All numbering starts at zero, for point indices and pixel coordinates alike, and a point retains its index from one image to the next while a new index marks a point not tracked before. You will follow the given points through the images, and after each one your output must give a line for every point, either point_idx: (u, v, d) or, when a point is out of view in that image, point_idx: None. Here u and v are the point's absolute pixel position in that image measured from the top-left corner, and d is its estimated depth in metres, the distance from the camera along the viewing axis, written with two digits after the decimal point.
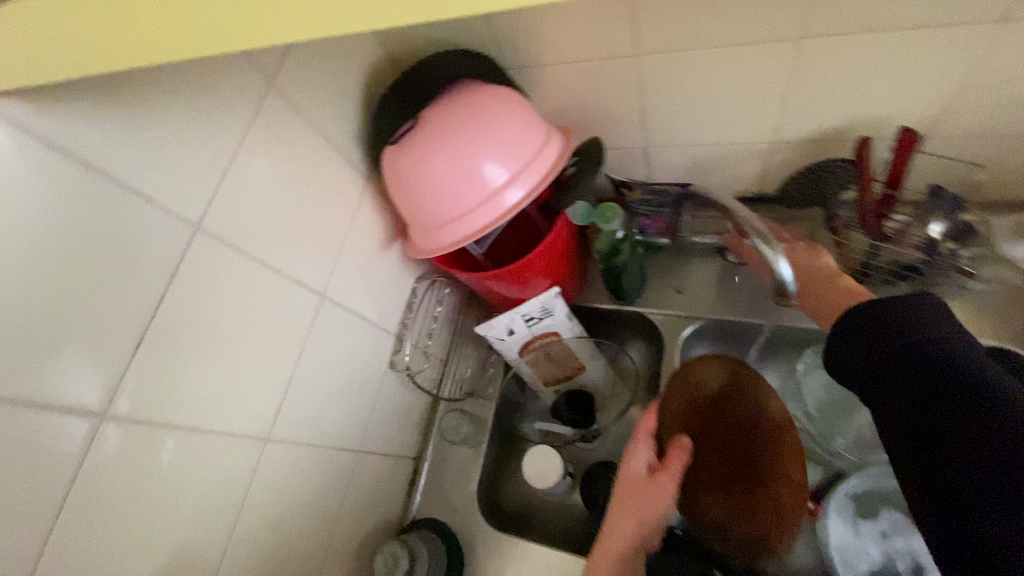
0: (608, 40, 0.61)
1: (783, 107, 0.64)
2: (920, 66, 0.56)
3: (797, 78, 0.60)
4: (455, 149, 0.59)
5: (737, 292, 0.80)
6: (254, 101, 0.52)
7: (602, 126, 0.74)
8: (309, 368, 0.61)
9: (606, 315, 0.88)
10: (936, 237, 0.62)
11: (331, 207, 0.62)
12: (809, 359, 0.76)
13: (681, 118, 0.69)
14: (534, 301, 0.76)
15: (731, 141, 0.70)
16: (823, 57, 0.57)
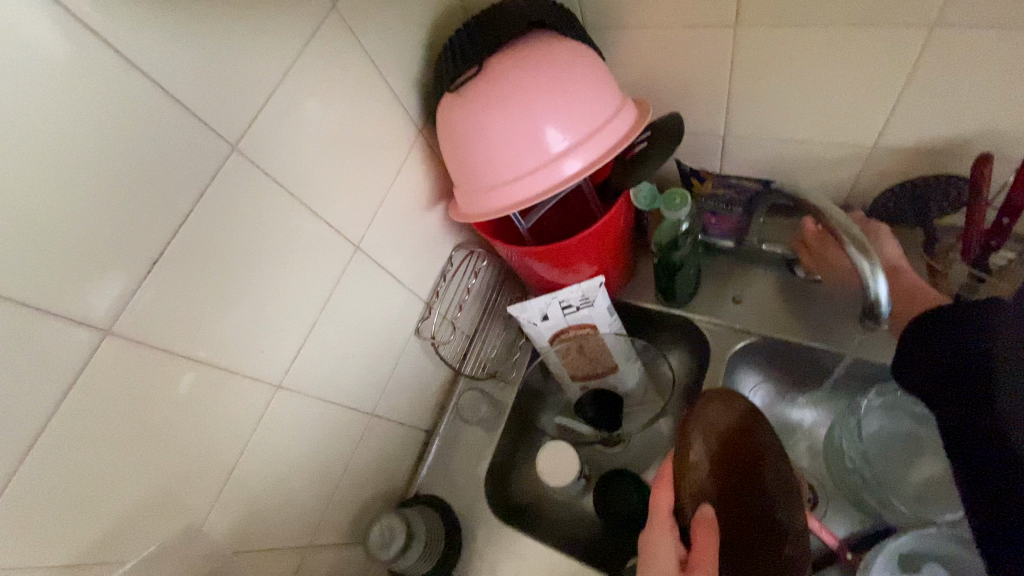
0: (705, 6, 0.54)
1: (895, 107, 0.56)
2: None
3: (920, 73, 0.52)
4: (517, 106, 0.54)
5: (801, 311, 0.72)
6: (311, 23, 0.48)
7: (679, 107, 0.67)
8: (332, 319, 0.58)
9: (651, 315, 0.82)
10: None
11: (378, 152, 0.58)
12: (879, 398, 0.67)
13: (772, 108, 0.61)
14: (576, 288, 0.71)
15: (824, 140, 0.63)
16: (958, 51, 0.49)
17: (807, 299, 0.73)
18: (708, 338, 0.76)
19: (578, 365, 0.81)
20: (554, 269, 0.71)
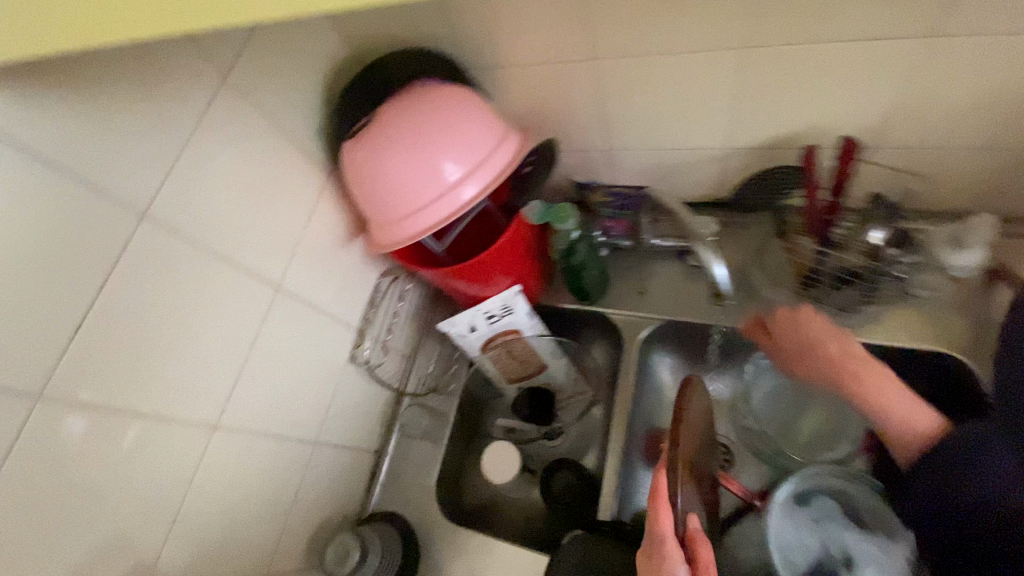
0: (562, 44, 0.63)
1: (733, 114, 0.66)
2: (861, 77, 0.57)
3: (744, 86, 0.62)
4: (411, 145, 0.61)
5: (695, 295, 0.83)
6: (206, 93, 0.53)
7: (563, 128, 0.75)
8: (262, 358, 0.62)
9: (571, 315, 0.90)
10: (879, 245, 0.64)
11: (289, 199, 0.63)
12: (758, 364, 0.79)
13: (637, 122, 0.71)
14: (495, 300, 0.77)
15: (686, 146, 0.72)
16: (767, 67, 0.59)
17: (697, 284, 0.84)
18: (621, 329, 0.85)
19: (511, 369, 0.87)
20: (472, 284, 0.77)
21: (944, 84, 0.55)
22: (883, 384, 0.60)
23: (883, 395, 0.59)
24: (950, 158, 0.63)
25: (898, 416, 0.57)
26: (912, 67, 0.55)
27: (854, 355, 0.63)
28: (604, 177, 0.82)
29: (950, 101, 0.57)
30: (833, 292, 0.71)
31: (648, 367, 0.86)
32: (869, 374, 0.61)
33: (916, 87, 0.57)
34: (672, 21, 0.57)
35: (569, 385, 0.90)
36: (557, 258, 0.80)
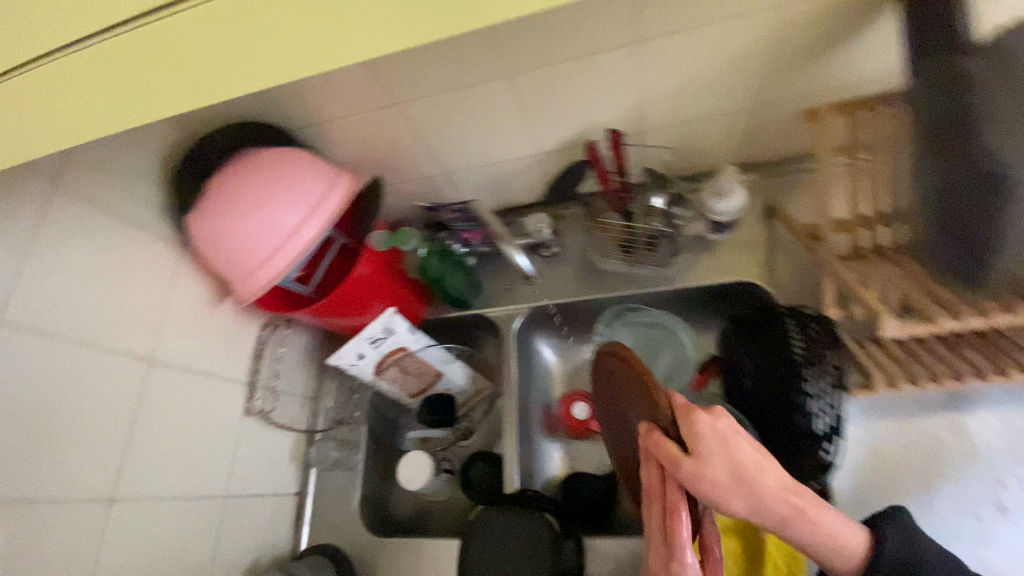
0: (369, 96, 0.73)
1: (529, 126, 0.78)
2: (610, 82, 0.71)
3: (526, 103, 0.74)
4: (247, 205, 0.69)
5: (550, 281, 0.97)
6: (36, 203, 0.58)
7: (399, 163, 0.85)
8: (148, 428, 0.67)
9: (456, 323, 0.99)
10: (662, 208, 0.80)
11: (145, 279, 0.69)
12: (604, 321, 0.94)
13: (457, 146, 0.82)
14: (375, 325, 0.84)
15: (505, 157, 0.84)
16: (538, 86, 0.72)
17: (551, 272, 0.97)
18: (497, 324, 0.96)
19: (409, 384, 0.93)
20: (348, 316, 0.84)
21: (671, 78, 0.70)
22: (776, 476, 0.50)
23: (760, 461, 0.50)
24: (703, 129, 0.78)
25: (746, 491, 0.49)
26: (642, 68, 0.69)
27: (741, 435, 0.49)
28: (450, 198, 0.92)
29: (681, 89, 0.72)
30: (646, 251, 0.88)
31: (529, 350, 0.98)
32: (725, 431, 0.49)
33: (653, 83, 0.71)
34: (447, 65, 0.68)
35: (467, 386, 0.98)
36: (420, 278, 0.91)
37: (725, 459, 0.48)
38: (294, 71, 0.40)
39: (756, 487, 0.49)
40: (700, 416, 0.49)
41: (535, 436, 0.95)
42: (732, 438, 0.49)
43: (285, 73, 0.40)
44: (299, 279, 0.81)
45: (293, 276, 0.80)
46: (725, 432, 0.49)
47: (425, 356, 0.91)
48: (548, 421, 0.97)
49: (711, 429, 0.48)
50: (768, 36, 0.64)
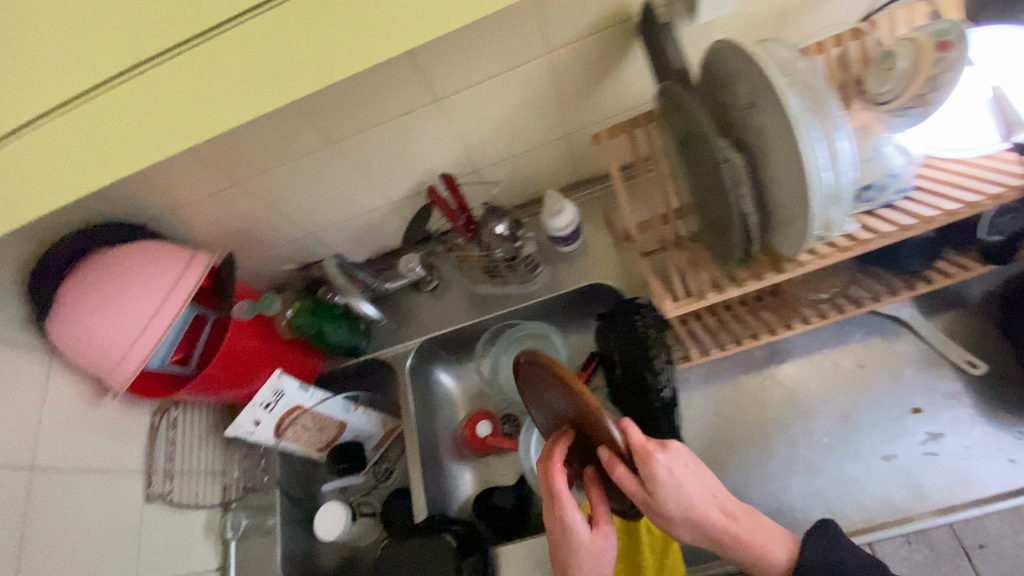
0: (212, 180, 0.78)
1: (372, 182, 0.85)
2: (431, 136, 0.79)
3: (363, 164, 0.82)
4: (97, 302, 0.73)
5: (434, 314, 1.03)
6: None
7: (263, 233, 0.91)
8: (39, 537, 0.69)
9: (353, 371, 1.04)
10: (503, 234, 0.87)
11: (13, 391, 0.71)
12: (484, 342, 1.01)
13: (312, 210, 0.88)
14: (264, 390, 0.88)
15: (361, 211, 0.91)
16: (368, 149, 0.79)
17: (436, 306, 1.04)
18: (392, 363, 1.00)
19: (314, 440, 0.98)
20: (234, 388, 0.88)
21: (482, 125, 0.79)
22: (708, 505, 0.59)
23: (699, 488, 0.58)
24: (528, 160, 0.88)
25: (686, 521, 0.58)
26: (455, 121, 0.78)
27: (685, 462, 0.57)
28: (323, 254, 0.97)
29: (495, 132, 0.81)
30: (508, 272, 0.95)
31: (427, 384, 1.03)
32: (674, 466, 0.55)
33: (468, 131, 0.80)
34: (277, 143, 0.75)
35: (373, 428, 1.03)
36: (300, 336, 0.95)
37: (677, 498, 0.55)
38: (179, 138, 0.40)
39: (696, 512, 0.57)
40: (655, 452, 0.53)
41: (445, 460, 1.00)
42: (681, 476, 0.55)
43: (172, 142, 0.40)
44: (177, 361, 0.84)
45: (169, 360, 0.83)
46: (671, 463, 0.55)
47: (323, 409, 0.95)
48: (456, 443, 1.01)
49: (665, 465, 0.54)
50: (554, 73, 0.74)
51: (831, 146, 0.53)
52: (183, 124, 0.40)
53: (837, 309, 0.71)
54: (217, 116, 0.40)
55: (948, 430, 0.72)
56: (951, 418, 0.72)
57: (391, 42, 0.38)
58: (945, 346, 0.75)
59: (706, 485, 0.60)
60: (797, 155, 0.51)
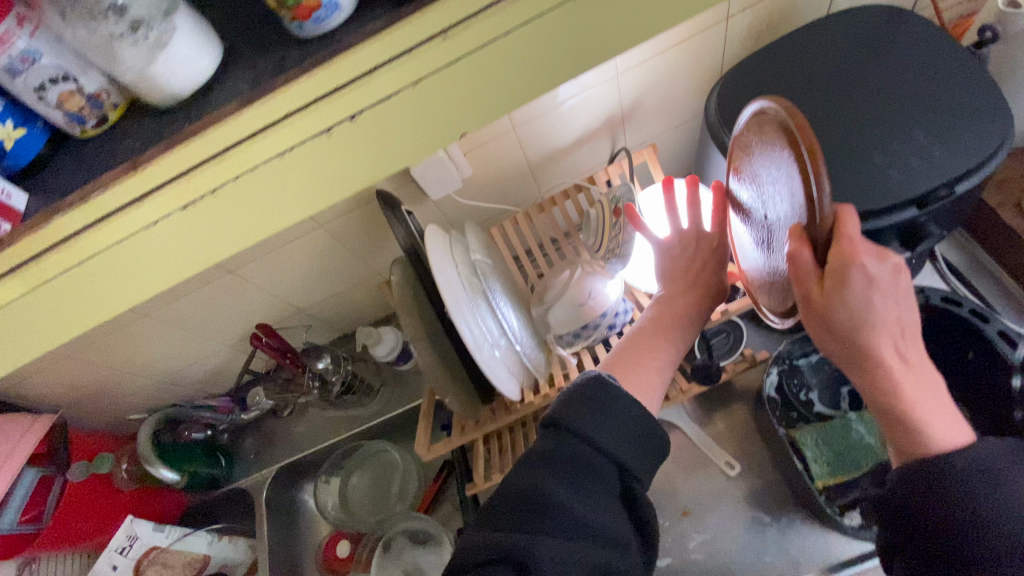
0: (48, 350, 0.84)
1: (207, 332, 0.93)
2: (250, 291, 0.88)
3: (192, 319, 0.89)
4: None
5: (290, 439, 1.09)
6: None
7: (116, 386, 0.96)
8: None
9: (215, 501, 1.09)
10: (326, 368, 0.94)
11: None
12: (328, 469, 1.05)
13: (157, 361, 0.95)
14: (118, 537, 0.88)
15: (204, 356, 0.98)
16: (191, 308, 0.87)
17: (295, 430, 1.09)
18: (250, 491, 1.06)
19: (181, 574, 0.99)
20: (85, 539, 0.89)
21: (293, 278, 0.88)
22: (891, 341, 0.39)
23: (875, 325, 0.38)
24: (349, 299, 0.98)
25: (897, 361, 0.40)
26: (265, 277, 0.86)
27: (897, 290, 0.38)
28: (177, 394, 1.03)
29: (307, 281, 0.90)
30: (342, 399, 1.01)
31: (292, 505, 1.08)
32: (879, 285, 0.37)
33: (281, 284, 0.89)
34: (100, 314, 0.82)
35: (240, 556, 1.05)
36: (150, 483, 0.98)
37: (877, 316, 0.38)
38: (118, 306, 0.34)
39: (869, 339, 0.39)
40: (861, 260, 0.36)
41: None
42: (881, 293, 0.37)
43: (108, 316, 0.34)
44: (28, 521, 0.84)
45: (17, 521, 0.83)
46: (878, 281, 0.36)
47: (184, 545, 0.97)
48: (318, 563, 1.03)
49: (860, 287, 0.36)
50: (339, 233, 0.83)
51: (497, 313, 0.64)
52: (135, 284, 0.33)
53: None
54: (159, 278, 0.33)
55: (719, 529, 0.77)
56: (714, 517, 0.78)
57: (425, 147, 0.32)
58: (710, 448, 0.82)
59: (903, 334, 0.39)
60: (463, 327, 0.59)
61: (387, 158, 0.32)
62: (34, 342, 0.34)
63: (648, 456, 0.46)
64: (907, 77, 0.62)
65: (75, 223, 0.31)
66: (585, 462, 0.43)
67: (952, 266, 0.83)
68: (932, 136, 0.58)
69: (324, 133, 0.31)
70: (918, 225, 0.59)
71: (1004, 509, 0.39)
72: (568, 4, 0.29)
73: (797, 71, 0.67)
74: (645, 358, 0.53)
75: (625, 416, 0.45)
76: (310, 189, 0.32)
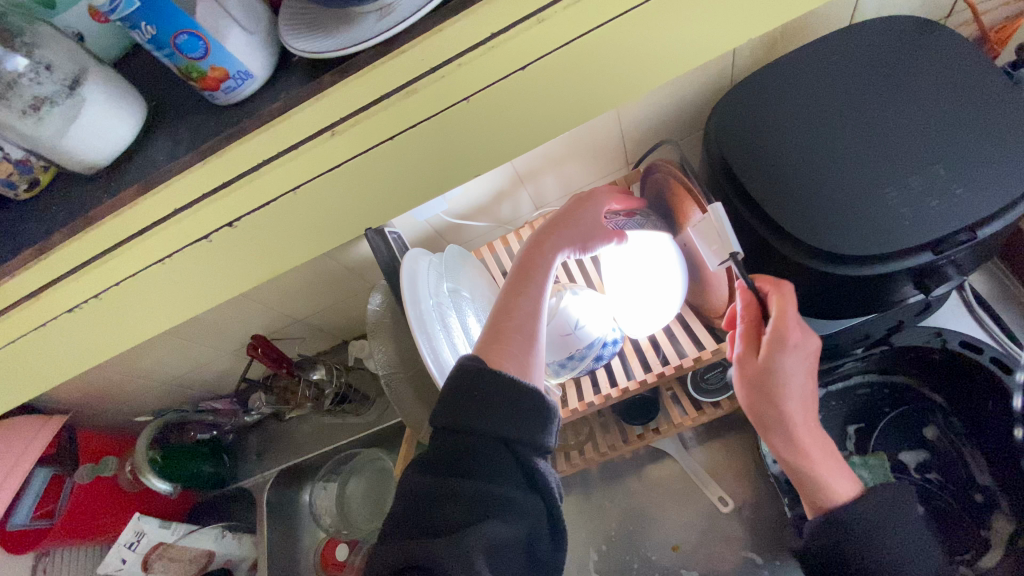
0: None
1: (203, 351, 0.93)
2: (244, 311, 0.87)
3: (188, 338, 0.88)
4: None
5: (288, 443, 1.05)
6: None
7: (119, 402, 0.97)
8: None
9: (220, 500, 1.07)
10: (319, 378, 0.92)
11: None
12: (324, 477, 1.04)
13: (157, 378, 0.95)
14: (125, 532, 0.86)
15: (203, 371, 0.98)
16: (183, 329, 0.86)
17: (299, 431, 1.05)
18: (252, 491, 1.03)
19: (187, 569, 0.93)
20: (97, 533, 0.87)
21: (285, 298, 0.87)
22: (802, 406, 0.50)
23: (798, 389, 0.49)
24: (343, 314, 0.97)
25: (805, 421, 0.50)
26: (258, 298, 0.85)
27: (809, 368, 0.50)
28: (178, 400, 1.03)
29: (299, 301, 0.89)
30: (339, 407, 0.97)
31: (290, 506, 1.05)
32: (802, 364, 0.48)
33: (275, 304, 0.87)
34: None
35: (244, 552, 1.00)
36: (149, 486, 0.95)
37: (799, 379, 0.49)
38: (89, 356, 0.35)
39: (790, 408, 0.49)
40: (794, 343, 0.48)
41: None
42: (804, 369, 0.49)
43: (85, 360, 0.35)
44: (41, 516, 0.82)
45: (33, 516, 0.81)
46: (802, 360, 0.48)
47: (191, 541, 0.93)
48: (314, 563, 1.02)
49: (798, 358, 0.48)
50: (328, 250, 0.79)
51: (471, 340, 0.63)
52: (100, 342, 0.35)
53: (591, 451, 0.78)
54: (127, 332, 0.34)
55: (712, 567, 0.74)
56: (704, 551, 0.76)
57: (379, 210, 0.32)
58: (704, 482, 0.78)
59: (807, 400, 0.50)
60: (436, 353, 0.54)
61: (298, 251, 0.33)
62: (21, 388, 0.36)
63: (546, 421, 0.42)
64: (920, 100, 0.56)
65: (14, 297, 0.32)
66: (480, 457, 0.40)
67: (979, 296, 0.76)
68: (954, 172, 0.52)
69: (206, 238, 0.31)
70: (935, 268, 0.53)
71: (892, 551, 0.46)
72: (471, 99, 0.28)
73: (807, 90, 0.61)
74: (504, 317, 0.51)
75: (496, 393, 0.42)
76: (236, 269, 0.33)
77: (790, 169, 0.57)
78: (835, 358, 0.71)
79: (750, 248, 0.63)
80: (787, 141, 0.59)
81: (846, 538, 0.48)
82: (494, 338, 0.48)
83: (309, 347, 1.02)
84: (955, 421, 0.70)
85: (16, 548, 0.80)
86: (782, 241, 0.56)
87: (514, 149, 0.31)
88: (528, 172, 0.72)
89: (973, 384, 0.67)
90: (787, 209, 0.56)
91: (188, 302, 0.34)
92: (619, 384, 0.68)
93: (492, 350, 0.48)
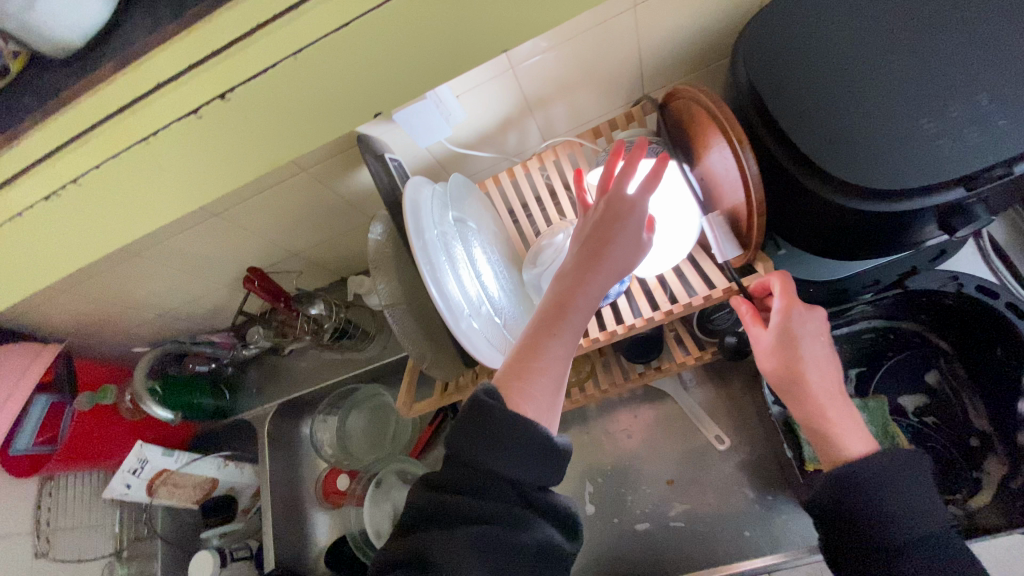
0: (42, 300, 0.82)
1: (199, 283, 0.91)
2: (241, 244, 0.85)
3: (185, 270, 0.86)
4: None
5: (287, 378, 1.05)
6: None
7: (118, 333, 0.95)
8: None
9: (221, 431, 1.09)
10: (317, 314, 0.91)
11: None
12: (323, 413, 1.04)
13: (154, 310, 0.93)
14: (129, 459, 0.85)
15: (201, 304, 0.97)
16: (179, 259, 0.84)
17: (298, 366, 1.05)
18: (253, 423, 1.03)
19: (190, 494, 0.94)
20: (102, 459, 0.88)
21: (281, 230, 0.84)
22: (823, 377, 0.52)
23: (812, 358, 0.53)
24: (342, 249, 0.94)
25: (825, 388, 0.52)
26: (254, 230, 0.82)
27: (824, 346, 0.54)
28: (177, 332, 1.02)
29: (297, 235, 0.86)
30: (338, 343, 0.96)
31: (291, 438, 1.06)
32: (812, 331, 0.54)
33: (272, 236, 0.85)
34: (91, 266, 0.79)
35: (246, 480, 1.01)
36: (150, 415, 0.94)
37: (810, 348, 0.53)
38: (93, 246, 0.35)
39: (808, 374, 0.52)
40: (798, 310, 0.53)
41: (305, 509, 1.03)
42: (814, 338, 0.53)
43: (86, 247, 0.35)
44: (43, 442, 0.82)
45: (35, 442, 0.81)
46: (811, 329, 0.54)
47: (193, 469, 0.93)
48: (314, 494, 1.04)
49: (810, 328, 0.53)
50: (327, 178, 0.75)
51: (474, 269, 0.61)
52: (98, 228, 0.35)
53: (593, 388, 0.78)
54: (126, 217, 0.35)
55: (707, 501, 0.76)
56: (698, 485, 0.77)
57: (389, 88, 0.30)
58: (703, 421, 0.79)
59: (828, 372, 0.53)
60: (438, 284, 0.52)
61: (298, 140, 0.31)
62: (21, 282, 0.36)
63: (553, 463, 0.41)
64: (966, 18, 0.52)
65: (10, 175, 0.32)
66: (486, 493, 0.40)
67: (997, 245, 0.74)
68: (999, 98, 0.49)
69: (196, 113, 0.30)
70: (962, 207, 0.50)
71: (907, 517, 0.45)
72: None
73: (845, 10, 0.56)
74: (530, 358, 0.44)
75: (513, 433, 0.41)
76: (232, 152, 0.32)
77: (820, 93, 0.54)
78: (844, 302, 0.71)
79: (770, 181, 0.60)
80: (821, 63, 0.55)
81: (855, 499, 0.46)
82: (528, 353, 0.45)
83: (307, 283, 1.01)
84: (959, 369, 0.70)
85: (23, 473, 0.80)
86: (807, 171, 0.53)
87: (535, 19, 0.29)
88: (537, 97, 0.68)
89: (980, 330, 0.66)
90: (816, 138, 0.52)
91: (185, 191, 0.33)
92: (626, 322, 0.66)
93: (510, 392, 0.44)
